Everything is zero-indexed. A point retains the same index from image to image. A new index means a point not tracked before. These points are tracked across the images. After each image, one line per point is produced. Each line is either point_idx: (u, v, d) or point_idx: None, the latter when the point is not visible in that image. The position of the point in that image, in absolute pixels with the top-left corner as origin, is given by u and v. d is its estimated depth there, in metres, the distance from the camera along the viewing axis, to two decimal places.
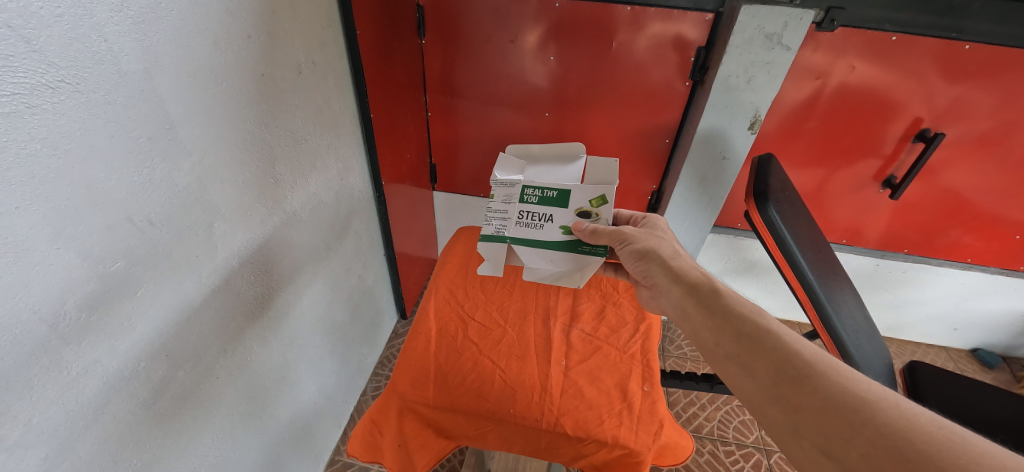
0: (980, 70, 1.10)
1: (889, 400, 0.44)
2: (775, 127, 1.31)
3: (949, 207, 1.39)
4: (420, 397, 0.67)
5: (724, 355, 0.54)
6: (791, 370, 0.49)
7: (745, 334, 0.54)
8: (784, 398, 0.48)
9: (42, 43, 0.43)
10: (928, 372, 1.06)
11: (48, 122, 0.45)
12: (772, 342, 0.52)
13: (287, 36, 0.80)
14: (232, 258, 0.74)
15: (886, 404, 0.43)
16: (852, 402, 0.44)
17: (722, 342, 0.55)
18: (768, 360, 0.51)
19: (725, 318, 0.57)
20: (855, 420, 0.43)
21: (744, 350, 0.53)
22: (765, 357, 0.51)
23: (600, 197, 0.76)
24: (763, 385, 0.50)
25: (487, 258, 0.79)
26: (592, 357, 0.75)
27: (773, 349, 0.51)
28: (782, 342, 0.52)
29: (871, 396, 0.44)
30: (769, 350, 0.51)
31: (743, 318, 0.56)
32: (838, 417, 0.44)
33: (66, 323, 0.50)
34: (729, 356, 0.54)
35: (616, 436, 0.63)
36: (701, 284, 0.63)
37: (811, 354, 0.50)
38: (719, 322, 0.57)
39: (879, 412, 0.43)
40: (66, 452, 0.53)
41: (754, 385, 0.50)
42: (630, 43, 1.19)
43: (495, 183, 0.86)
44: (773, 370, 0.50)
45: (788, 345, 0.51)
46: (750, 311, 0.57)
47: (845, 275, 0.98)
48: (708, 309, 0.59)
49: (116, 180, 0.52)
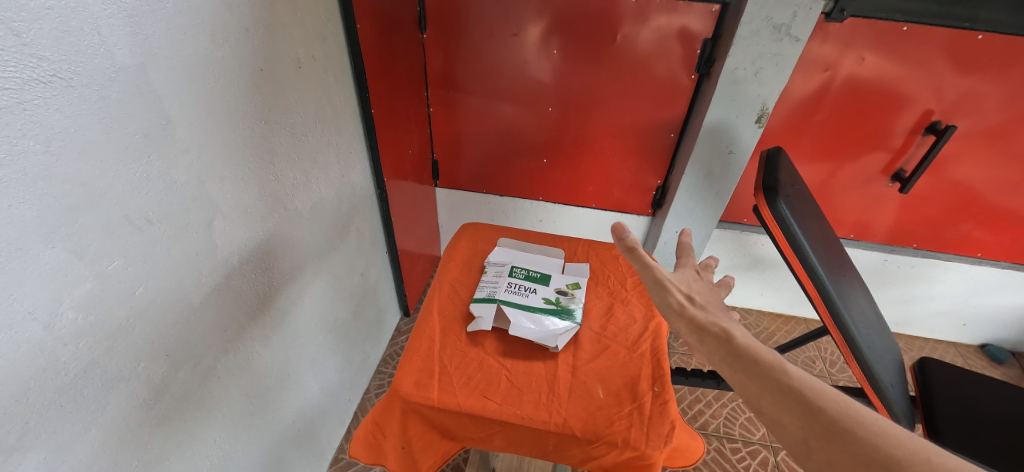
0: (992, 61, 1.08)
1: (919, 454, 0.39)
2: (782, 121, 1.28)
3: (958, 201, 1.36)
4: (424, 398, 0.65)
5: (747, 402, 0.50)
6: (819, 424, 0.44)
7: (767, 382, 0.49)
8: (815, 454, 0.43)
9: (33, 36, 0.42)
10: (939, 369, 1.04)
11: (40, 117, 0.43)
12: (795, 390, 0.47)
13: (285, 30, 0.78)
14: (232, 255, 0.73)
15: (918, 460, 0.39)
16: (882, 458, 0.40)
17: (742, 387, 0.51)
18: (795, 413, 0.46)
19: (744, 360, 0.53)
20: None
21: (766, 397, 0.48)
22: (791, 410, 0.46)
23: (576, 283, 0.85)
24: (792, 440, 0.45)
25: (474, 315, 0.77)
26: (600, 356, 0.72)
27: (798, 400, 0.47)
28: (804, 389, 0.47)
29: (901, 453, 0.40)
30: (793, 400, 0.47)
31: (763, 363, 0.51)
32: None
33: (62, 323, 0.49)
34: (751, 404, 0.50)
35: (626, 438, 0.62)
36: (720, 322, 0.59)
37: (836, 404, 0.45)
38: (740, 369, 0.52)
39: (912, 470, 0.38)
40: (64, 454, 0.51)
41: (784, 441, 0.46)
42: (634, 35, 1.17)
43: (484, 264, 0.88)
44: (800, 425, 0.45)
45: (811, 394, 0.47)
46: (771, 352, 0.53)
47: (856, 270, 0.96)
48: (727, 354, 0.54)
49: (111, 177, 0.51)
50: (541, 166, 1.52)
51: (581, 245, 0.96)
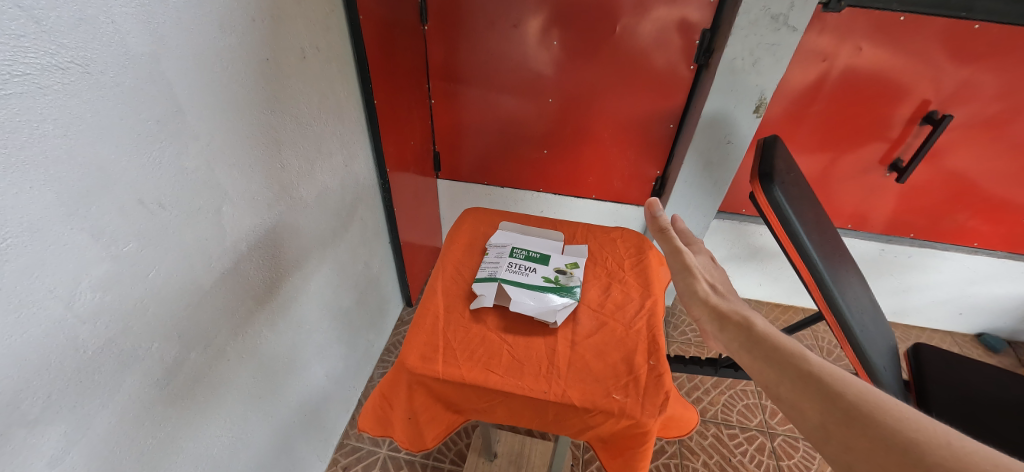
0: (988, 51, 1.09)
1: (942, 439, 0.37)
2: (781, 111, 1.30)
3: (955, 191, 1.38)
4: (428, 370, 0.67)
5: (765, 391, 0.49)
6: (836, 407, 0.42)
7: (783, 367, 0.49)
8: (834, 440, 0.41)
9: (52, 24, 0.43)
10: (933, 353, 1.06)
11: (59, 103, 0.45)
12: (811, 374, 0.46)
13: (290, 21, 0.79)
14: (240, 240, 0.75)
15: (942, 445, 0.36)
16: (901, 442, 0.38)
17: (760, 375, 0.50)
18: (811, 397, 0.44)
19: (764, 349, 0.52)
20: (909, 464, 0.36)
21: (784, 382, 0.47)
22: (807, 392, 0.45)
23: (574, 262, 0.86)
24: (810, 426, 0.43)
25: (476, 293, 0.79)
26: (598, 332, 0.74)
27: (815, 383, 0.45)
28: (823, 375, 0.46)
29: (923, 437, 0.37)
30: (809, 384, 0.45)
31: (781, 350, 0.50)
32: (892, 461, 0.37)
33: (81, 302, 0.51)
34: (769, 392, 0.48)
35: (622, 407, 0.64)
36: (740, 315, 0.58)
37: (855, 388, 0.43)
38: (758, 357, 0.52)
39: (931, 454, 0.36)
40: (83, 428, 0.53)
41: (802, 428, 0.44)
42: (633, 26, 1.18)
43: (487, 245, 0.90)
44: (816, 408, 0.44)
45: (830, 379, 0.45)
46: (792, 345, 0.52)
47: (849, 254, 0.98)
48: (746, 343, 0.54)
49: (126, 161, 0.53)
50: (542, 157, 1.53)
51: (581, 229, 0.98)
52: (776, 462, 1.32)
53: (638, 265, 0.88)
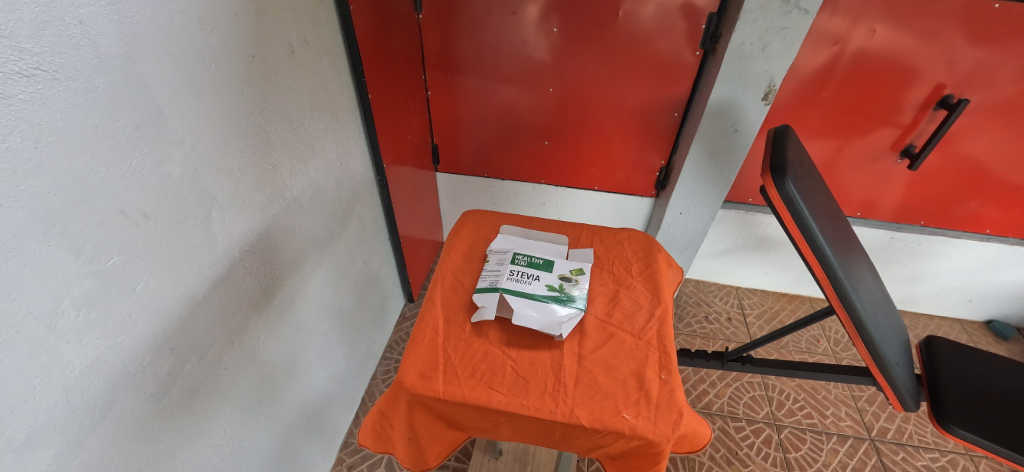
0: (1008, 32, 1.05)
1: None
2: (789, 97, 1.25)
3: (969, 177, 1.34)
4: (428, 390, 0.65)
5: None
6: None
7: None
8: None
9: (12, 27, 0.40)
10: (946, 345, 1.04)
11: (27, 113, 0.42)
12: None
13: (276, 15, 0.75)
14: (233, 247, 0.72)
15: None
16: None
17: None
18: None
19: None
20: None
21: None
22: None
23: (579, 269, 0.83)
24: None
25: (477, 304, 0.77)
26: (606, 344, 0.72)
27: None
28: None
29: None
30: None
31: None
32: None
33: (64, 322, 0.48)
34: None
35: (633, 426, 0.62)
36: None
37: None
38: None
39: None
40: (75, 449, 0.51)
41: None
42: (637, 11, 1.13)
43: (489, 253, 0.87)
44: None
45: None
46: None
47: (862, 249, 0.95)
48: None
49: (105, 172, 0.50)
50: (542, 149, 1.50)
51: (586, 231, 0.95)
52: (784, 455, 1.31)
53: (646, 269, 0.86)
